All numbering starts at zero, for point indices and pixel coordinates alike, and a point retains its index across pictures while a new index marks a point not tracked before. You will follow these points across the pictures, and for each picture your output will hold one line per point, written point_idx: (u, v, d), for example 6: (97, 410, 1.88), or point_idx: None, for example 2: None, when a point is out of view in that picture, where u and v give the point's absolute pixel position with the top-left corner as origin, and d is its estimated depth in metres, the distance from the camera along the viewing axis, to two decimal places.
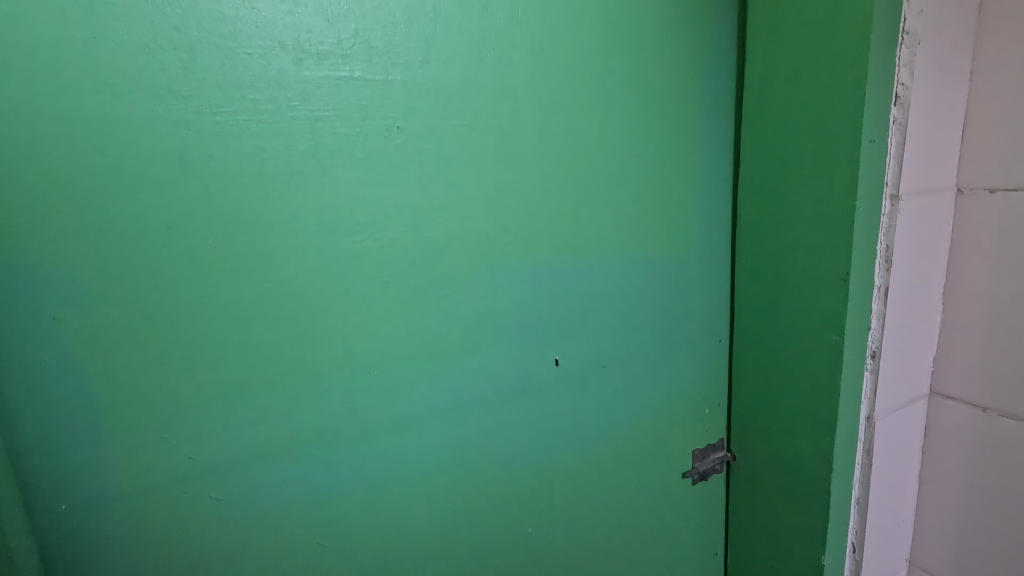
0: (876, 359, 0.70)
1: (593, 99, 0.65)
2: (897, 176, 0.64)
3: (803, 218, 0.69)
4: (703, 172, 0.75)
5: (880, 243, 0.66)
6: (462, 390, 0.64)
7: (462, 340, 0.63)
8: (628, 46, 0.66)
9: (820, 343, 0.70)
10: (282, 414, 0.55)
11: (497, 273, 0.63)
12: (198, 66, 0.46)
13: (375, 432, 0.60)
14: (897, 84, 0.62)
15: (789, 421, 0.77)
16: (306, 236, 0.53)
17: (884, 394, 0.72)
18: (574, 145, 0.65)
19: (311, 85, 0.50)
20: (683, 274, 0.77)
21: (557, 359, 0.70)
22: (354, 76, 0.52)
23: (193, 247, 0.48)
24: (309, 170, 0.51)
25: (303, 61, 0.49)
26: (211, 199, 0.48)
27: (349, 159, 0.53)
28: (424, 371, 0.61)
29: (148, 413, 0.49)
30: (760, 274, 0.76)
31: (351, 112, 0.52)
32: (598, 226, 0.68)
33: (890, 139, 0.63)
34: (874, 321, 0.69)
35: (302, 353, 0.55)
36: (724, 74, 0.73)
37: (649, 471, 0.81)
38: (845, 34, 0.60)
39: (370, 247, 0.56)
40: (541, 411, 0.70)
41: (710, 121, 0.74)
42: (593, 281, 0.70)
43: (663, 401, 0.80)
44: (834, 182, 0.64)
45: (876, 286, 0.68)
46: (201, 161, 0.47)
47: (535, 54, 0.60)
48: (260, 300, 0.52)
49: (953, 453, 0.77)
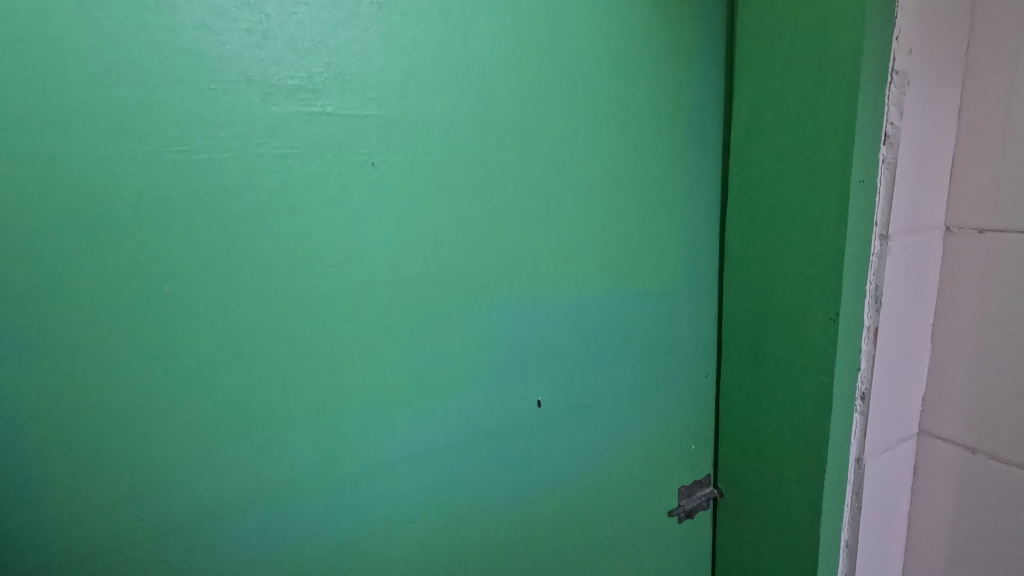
0: (866, 401, 0.68)
1: (580, 133, 0.63)
2: (886, 215, 0.63)
3: (792, 256, 0.67)
4: (690, 204, 0.73)
5: (870, 282, 0.64)
6: (440, 434, 0.62)
7: (440, 383, 0.61)
8: (615, 79, 0.64)
9: (809, 383, 0.68)
10: (245, 468, 0.52)
11: (477, 311, 0.61)
12: (156, 102, 0.43)
13: (347, 482, 0.57)
14: (887, 124, 0.61)
15: (778, 461, 0.74)
16: (274, 279, 0.50)
17: (874, 436, 0.70)
18: (560, 179, 0.63)
19: (280, 121, 0.47)
20: (669, 308, 0.75)
21: (540, 401, 0.67)
22: (326, 112, 0.49)
23: (149, 294, 0.45)
24: (277, 211, 0.49)
25: (271, 96, 0.47)
26: (167, 242, 0.45)
27: (320, 197, 0.50)
28: (399, 415, 0.59)
29: (95, 471, 0.46)
30: (747, 310, 0.74)
31: (323, 149, 0.50)
32: (581, 262, 0.66)
33: (881, 178, 0.62)
34: (864, 362, 0.67)
35: (266, 402, 0.51)
36: (711, 107, 0.72)
37: (633, 511, 0.79)
38: (833, 73, 0.59)
39: (343, 288, 0.53)
40: (522, 451, 0.68)
41: (698, 155, 0.72)
42: (577, 316, 0.68)
43: (649, 440, 0.78)
44: (823, 220, 0.63)
45: (866, 326, 0.66)
46: (156, 203, 0.44)
47: (519, 86, 0.58)
48: (221, 347, 0.49)
49: (943, 494, 0.75)
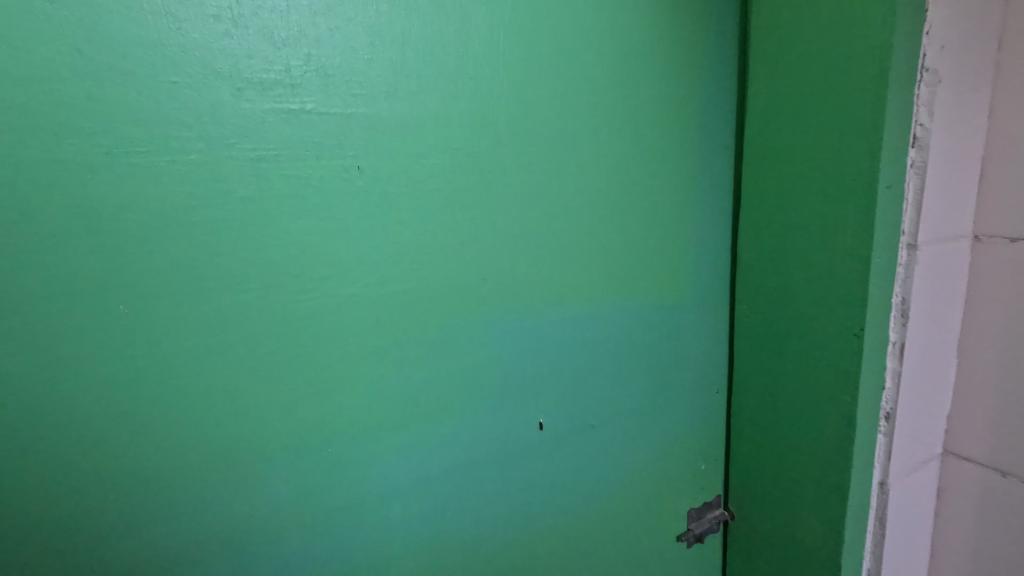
0: (891, 421, 0.63)
1: (585, 135, 0.59)
2: (915, 223, 0.58)
3: (812, 267, 0.63)
4: (700, 211, 0.69)
5: (896, 295, 0.60)
6: (433, 461, 0.57)
7: (434, 407, 0.56)
8: (622, 76, 0.59)
9: (829, 402, 0.64)
10: (216, 506, 0.47)
11: (473, 329, 0.56)
12: (109, 98, 0.38)
13: (330, 517, 0.53)
14: (916, 125, 0.56)
15: (795, 484, 0.70)
16: (247, 297, 0.45)
17: (899, 459, 0.66)
18: (564, 185, 0.58)
19: (253, 120, 0.42)
20: (678, 322, 0.70)
21: (541, 424, 0.63)
22: (305, 109, 0.44)
23: (102, 315, 0.40)
24: (250, 221, 0.43)
25: (243, 91, 0.42)
26: (123, 257, 0.40)
27: (300, 205, 0.45)
28: (388, 443, 0.54)
29: (44, 515, 0.41)
30: (761, 323, 0.70)
31: (303, 152, 0.45)
32: (586, 274, 0.62)
33: (909, 184, 0.57)
34: (888, 380, 0.62)
35: (239, 433, 0.47)
36: (723, 108, 0.68)
37: (639, 536, 0.74)
38: (858, 70, 0.55)
39: (326, 305, 0.48)
40: (521, 478, 0.63)
41: (709, 158, 0.68)
42: (582, 332, 0.63)
43: (656, 461, 0.73)
44: (846, 229, 0.58)
45: (891, 342, 0.61)
46: (109, 213, 0.39)
47: (519, 84, 0.54)
48: (187, 374, 0.44)
49: (969, 519, 0.71)
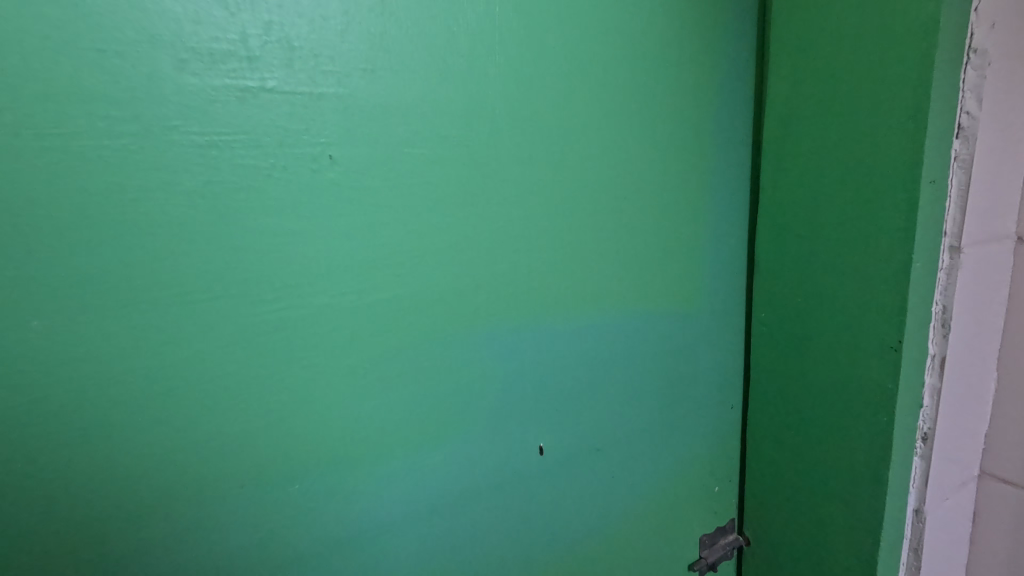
0: (927, 443, 0.57)
1: (592, 124, 0.52)
2: (959, 224, 0.52)
3: (840, 273, 0.57)
4: (716, 210, 0.63)
5: (936, 304, 0.54)
6: (422, 494, 0.50)
7: (420, 433, 0.49)
8: (634, 59, 0.53)
9: (860, 421, 0.58)
10: (162, 556, 0.40)
11: (466, 343, 0.50)
12: (17, 67, 0.31)
13: (302, 562, 0.46)
14: (960, 113, 0.50)
15: (820, 510, 0.64)
16: (197, 308, 0.38)
17: (935, 484, 0.60)
18: (570, 180, 0.52)
19: (200, 99, 0.36)
20: (692, 332, 0.64)
21: (542, 448, 0.56)
22: (265, 87, 0.37)
23: (14, 331, 0.33)
24: (199, 218, 0.37)
25: (188, 63, 0.35)
26: (40, 261, 0.33)
27: (260, 200, 0.38)
28: (369, 476, 0.47)
29: None
30: (781, 333, 0.64)
31: (262, 137, 0.38)
32: (592, 281, 0.55)
33: (952, 179, 0.51)
34: (925, 398, 0.56)
35: (189, 468, 0.40)
36: (742, 96, 0.62)
37: (648, 566, 0.68)
38: (897, 52, 0.49)
39: (292, 317, 0.41)
40: (520, 507, 0.57)
41: (726, 152, 0.62)
42: (587, 346, 0.57)
43: (667, 484, 0.67)
44: (882, 231, 0.52)
45: (930, 356, 0.55)
46: (22, 208, 0.32)
47: (518, 65, 0.47)
48: (124, 400, 0.37)
49: (1010, 548, 0.65)
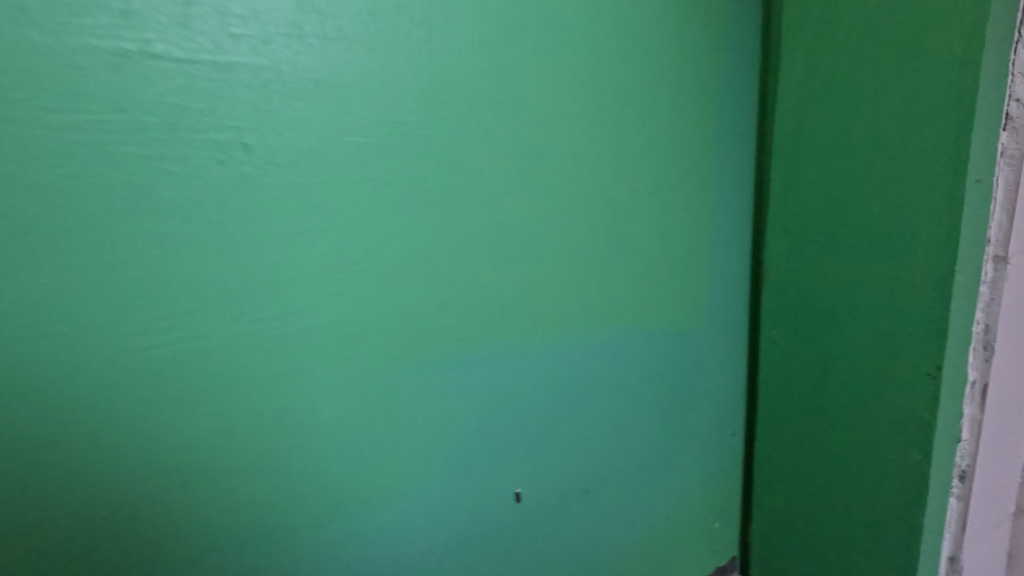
0: (965, 481, 0.50)
1: (579, 112, 0.44)
2: (1007, 230, 0.44)
3: (867, 288, 0.49)
4: (720, 215, 0.55)
5: (976, 323, 0.46)
6: (374, 559, 0.42)
7: (371, 486, 0.40)
8: (626, 36, 0.45)
9: (892, 458, 0.50)
10: None
11: (425, 376, 0.41)
12: None
13: None
14: (1010, 99, 0.42)
15: (841, 554, 0.56)
16: (59, 341, 0.29)
17: (973, 527, 0.52)
18: (553, 177, 0.44)
19: (55, 63, 0.27)
20: (692, 354, 0.56)
21: (519, 494, 0.48)
22: (148, 51, 0.29)
23: None
24: (59, 224, 0.28)
25: (33, 15, 0.26)
26: None
27: (145, 200, 0.30)
28: (305, 542, 0.39)
29: None
30: (794, 356, 0.56)
31: (147, 116, 0.29)
32: (578, 298, 0.47)
33: (999, 177, 0.43)
34: (964, 430, 0.49)
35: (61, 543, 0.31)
36: (750, 84, 0.54)
37: None
38: (939, 29, 0.41)
39: (196, 349, 0.33)
40: (494, 564, 0.48)
41: (731, 149, 0.54)
42: (571, 374, 0.48)
43: (662, 525, 0.59)
44: (920, 240, 0.45)
45: (969, 383, 0.48)
46: None
47: (487, 39, 0.39)
48: None
49: None
